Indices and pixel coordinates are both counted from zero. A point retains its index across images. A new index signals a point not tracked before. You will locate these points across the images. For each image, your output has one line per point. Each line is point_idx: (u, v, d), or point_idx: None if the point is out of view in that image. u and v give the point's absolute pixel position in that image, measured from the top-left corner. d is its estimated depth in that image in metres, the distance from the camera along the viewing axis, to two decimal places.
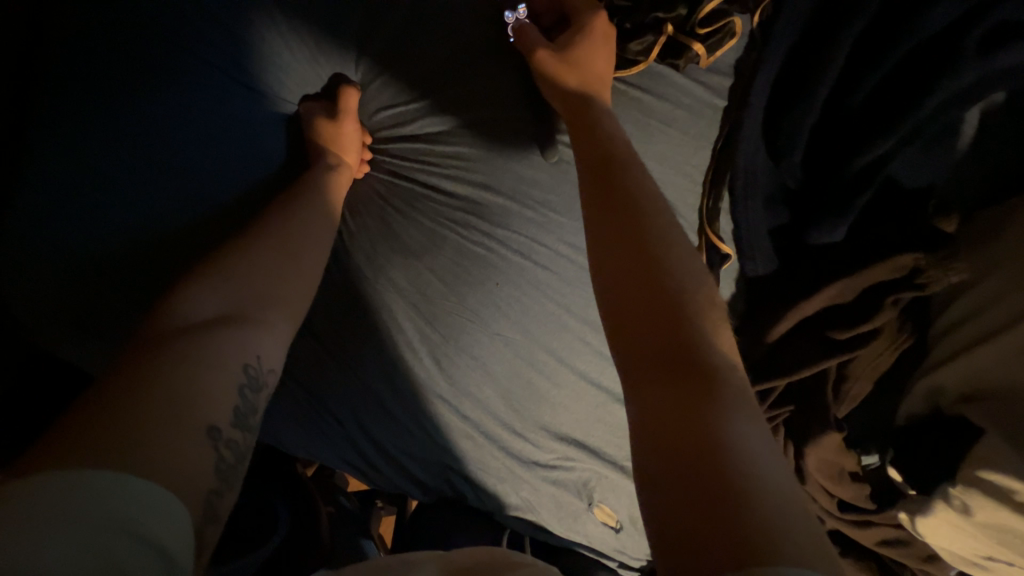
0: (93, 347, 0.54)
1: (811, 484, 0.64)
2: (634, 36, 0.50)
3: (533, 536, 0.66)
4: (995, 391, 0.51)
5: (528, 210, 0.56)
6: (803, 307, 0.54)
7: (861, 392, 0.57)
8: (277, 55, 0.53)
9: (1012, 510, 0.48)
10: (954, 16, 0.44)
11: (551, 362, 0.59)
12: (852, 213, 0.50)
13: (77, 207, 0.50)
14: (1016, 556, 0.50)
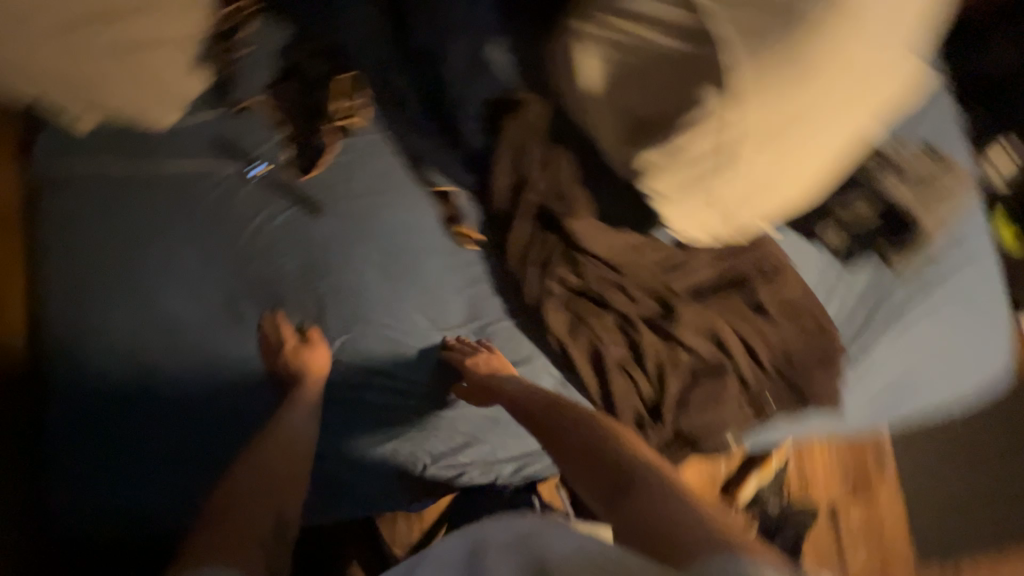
0: (148, 521, 0.81)
1: (631, 268, 0.81)
2: (317, 138, 0.87)
3: (489, 458, 0.87)
4: (614, 127, 0.75)
5: (329, 247, 0.85)
6: (498, 179, 0.83)
7: (573, 193, 0.81)
8: (143, 266, 0.83)
9: (666, 167, 0.68)
10: (433, 32, 0.86)
11: (408, 323, 0.85)
12: (473, 126, 0.86)
13: (100, 430, 0.81)
14: (707, 188, 0.67)
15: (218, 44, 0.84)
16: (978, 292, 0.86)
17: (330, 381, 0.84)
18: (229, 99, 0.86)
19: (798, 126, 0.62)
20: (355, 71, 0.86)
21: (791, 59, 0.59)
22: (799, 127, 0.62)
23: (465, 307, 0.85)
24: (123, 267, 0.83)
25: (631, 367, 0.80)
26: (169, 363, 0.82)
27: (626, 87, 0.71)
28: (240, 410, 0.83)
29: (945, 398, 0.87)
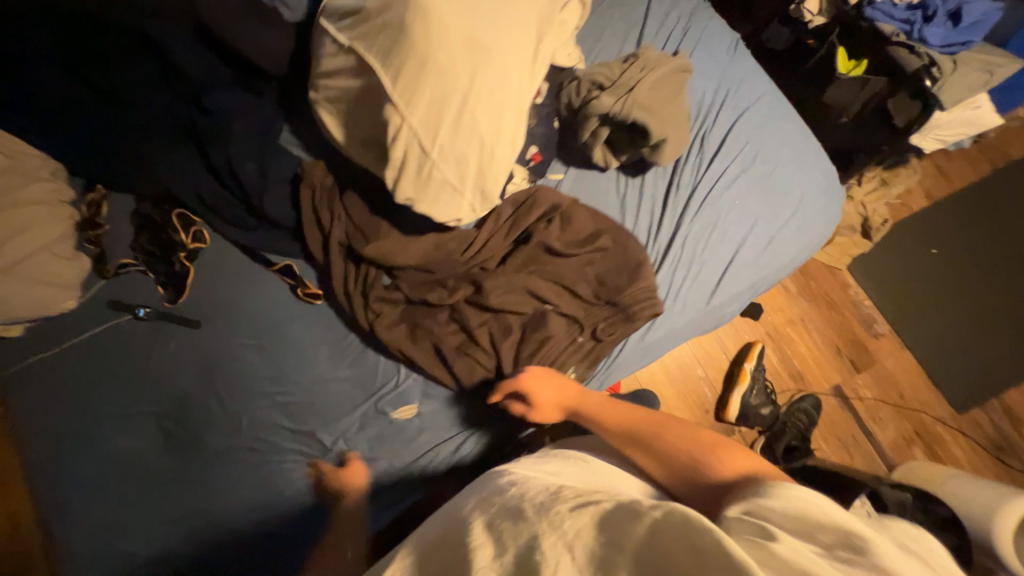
0: None
1: (441, 265, 0.91)
2: (178, 266, 1.03)
3: (392, 470, 0.95)
4: (370, 159, 0.85)
5: (214, 346, 1.01)
6: (312, 239, 0.95)
7: (371, 225, 0.92)
8: (74, 416, 0.98)
9: (402, 176, 0.77)
10: (224, 139, 1.00)
11: (292, 382, 0.98)
12: (287, 206, 1.02)
13: (63, 567, 0.89)
14: (442, 178, 0.76)
15: (87, 233, 1.06)
16: (768, 145, 0.89)
17: (243, 453, 0.95)
18: (110, 269, 1.06)
19: (453, 91, 0.69)
20: (183, 207, 1.05)
21: (409, 52, 0.67)
22: (453, 92, 0.69)
23: (332, 352, 1.00)
24: (57, 422, 0.97)
25: (471, 348, 0.88)
26: (108, 488, 0.93)
27: (360, 119, 0.80)
28: (176, 507, 0.92)
29: (785, 259, 0.88)
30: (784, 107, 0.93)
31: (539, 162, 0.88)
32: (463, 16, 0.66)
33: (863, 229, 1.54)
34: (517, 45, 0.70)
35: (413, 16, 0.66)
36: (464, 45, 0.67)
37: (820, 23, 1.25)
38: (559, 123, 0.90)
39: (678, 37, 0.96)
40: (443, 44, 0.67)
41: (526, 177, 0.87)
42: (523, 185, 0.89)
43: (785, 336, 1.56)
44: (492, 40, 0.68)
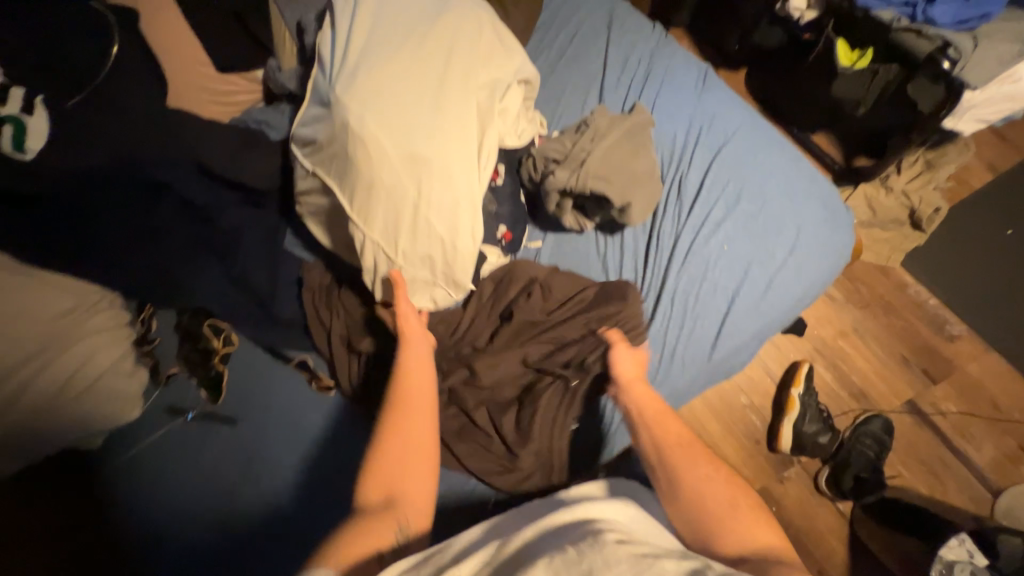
0: None
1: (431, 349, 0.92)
2: (214, 368, 1.11)
3: None
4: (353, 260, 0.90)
5: (246, 440, 1.07)
6: (317, 335, 1.03)
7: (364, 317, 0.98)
8: (126, 521, 1.01)
9: (377, 278, 0.80)
10: (238, 249, 1.10)
11: (314, 469, 1.04)
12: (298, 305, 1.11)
13: None
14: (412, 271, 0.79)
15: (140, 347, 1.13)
16: (753, 179, 0.83)
17: (284, 541, 0.99)
18: (160, 376, 1.13)
19: (404, 202, 0.74)
20: (213, 315, 1.13)
21: (360, 177, 0.74)
22: (404, 203, 0.74)
23: (349, 437, 1.07)
24: (113, 527, 1.00)
25: (470, 429, 0.86)
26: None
27: (340, 228, 0.87)
28: None
29: (796, 295, 0.81)
30: (767, 133, 0.86)
31: (512, 239, 0.88)
32: (399, 135, 0.72)
33: (914, 220, 1.35)
34: (456, 146, 0.74)
35: (356, 147, 0.72)
36: (405, 161, 0.73)
37: (811, 17, 1.14)
38: (525, 195, 0.90)
39: (640, 82, 0.93)
40: (386, 164, 0.72)
41: (501, 254, 0.87)
42: (499, 261, 0.88)
43: (840, 351, 1.39)
44: (430, 149, 0.73)
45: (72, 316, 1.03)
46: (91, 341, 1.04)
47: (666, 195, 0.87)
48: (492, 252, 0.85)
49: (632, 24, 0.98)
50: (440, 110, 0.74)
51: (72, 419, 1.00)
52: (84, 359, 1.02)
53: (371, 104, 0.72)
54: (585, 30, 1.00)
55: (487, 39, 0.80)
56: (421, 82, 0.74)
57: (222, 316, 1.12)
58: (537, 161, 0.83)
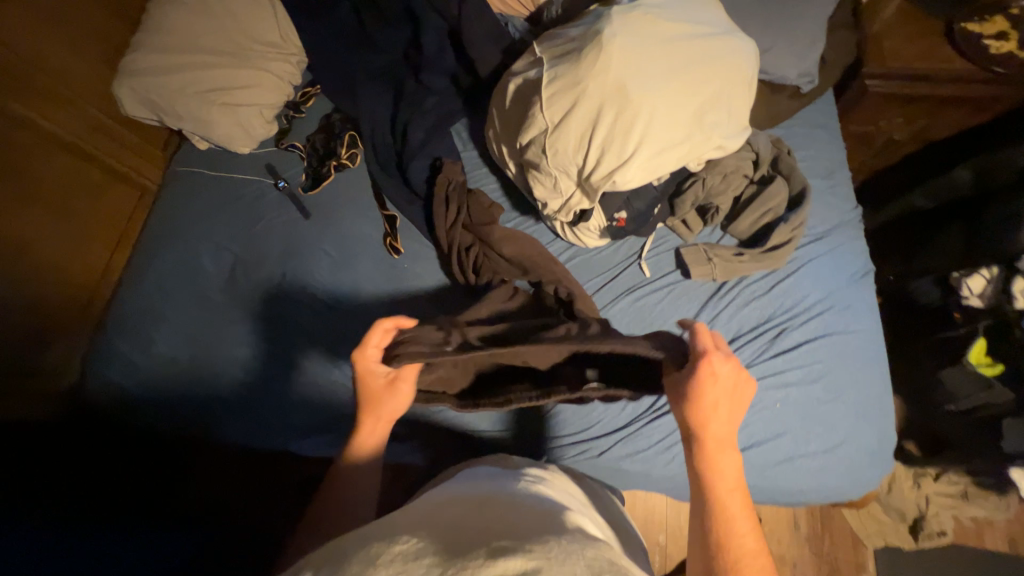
0: (128, 370, 1.11)
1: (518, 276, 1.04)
2: (324, 168, 1.25)
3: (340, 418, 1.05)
4: (518, 168, 1.01)
5: (304, 233, 1.19)
6: (430, 203, 1.13)
7: (483, 215, 1.09)
8: (202, 216, 1.25)
9: (537, 184, 0.95)
10: (418, 106, 1.21)
11: (325, 293, 1.13)
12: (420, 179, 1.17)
13: (137, 302, 1.17)
14: (572, 189, 0.90)
15: (289, 112, 1.34)
16: (839, 376, 0.87)
17: (269, 320, 1.12)
18: (284, 141, 1.31)
19: (584, 121, 0.82)
20: (358, 131, 1.27)
21: (575, 70, 0.82)
22: (591, 119, 0.82)
23: (365, 294, 1.12)
24: (195, 212, 1.25)
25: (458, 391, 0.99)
26: (186, 272, 1.19)
27: (518, 114, 0.95)
28: (211, 320, 1.14)
29: (800, 487, 0.85)
30: (879, 352, 0.91)
31: (621, 227, 0.97)
32: (628, 77, 0.79)
33: (913, 525, 1.34)
34: (656, 124, 0.81)
35: (591, 50, 0.81)
36: (613, 93, 0.80)
37: (975, 303, 1.16)
38: (657, 212, 0.98)
39: (814, 237, 0.98)
40: (600, 87, 0.80)
41: (601, 228, 0.96)
42: (596, 234, 0.98)
43: None
44: (639, 101, 0.79)
45: (265, 54, 1.27)
46: (256, 73, 1.26)
47: (765, 332, 0.92)
48: (598, 217, 0.93)
49: (841, 193, 1.04)
50: (670, 97, 0.81)
51: (200, 114, 1.23)
52: (241, 84, 1.25)
53: (633, 42, 0.80)
54: (805, 166, 1.05)
55: (743, 95, 0.86)
56: (677, 63, 0.81)
57: (358, 141, 1.26)
58: (688, 188, 0.97)
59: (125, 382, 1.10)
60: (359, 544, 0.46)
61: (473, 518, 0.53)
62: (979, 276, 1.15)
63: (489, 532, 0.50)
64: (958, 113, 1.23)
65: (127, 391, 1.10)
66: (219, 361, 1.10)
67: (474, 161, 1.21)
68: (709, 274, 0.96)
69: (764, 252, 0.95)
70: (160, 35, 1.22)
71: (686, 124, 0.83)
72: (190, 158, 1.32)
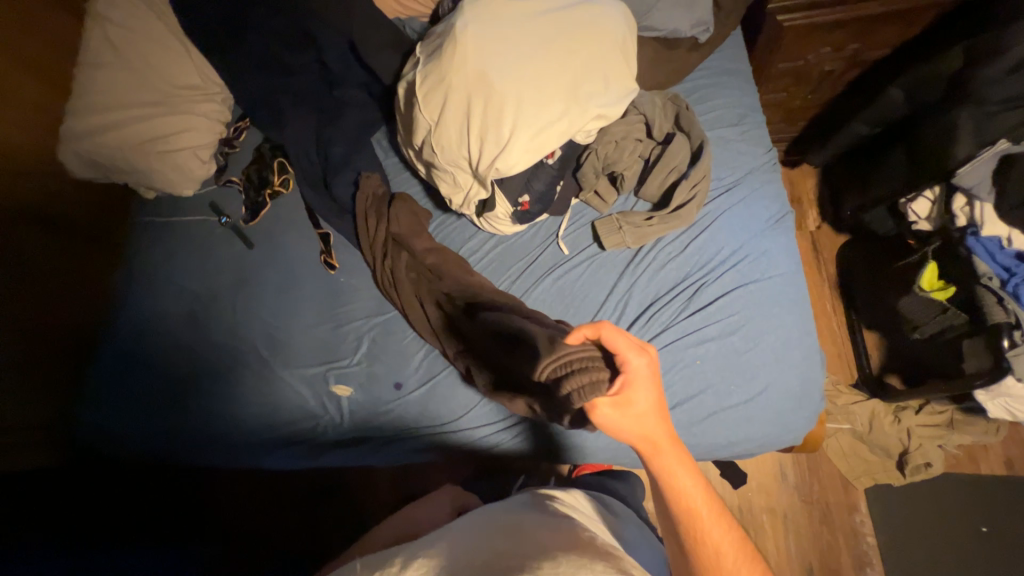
0: (101, 415, 1.18)
1: (449, 275, 1.05)
2: (260, 197, 1.30)
3: (300, 431, 1.09)
4: (424, 169, 1.03)
5: (250, 263, 1.25)
6: (357, 213, 1.15)
7: (403, 218, 1.11)
8: (157, 261, 1.32)
9: (439, 183, 0.97)
10: (337, 124, 1.25)
11: (273, 315, 1.18)
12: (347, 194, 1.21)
13: (102, 351, 1.24)
14: (470, 183, 0.92)
15: (224, 148, 1.39)
16: (758, 322, 0.87)
17: (226, 349, 1.18)
18: (224, 178, 1.37)
19: (459, 114, 0.84)
20: (286, 157, 1.31)
21: (440, 67, 0.83)
22: (465, 113, 0.83)
23: (310, 312, 1.16)
24: (150, 258, 1.32)
25: (399, 405, 1.05)
26: (146, 317, 1.26)
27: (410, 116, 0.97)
28: (172, 356, 1.20)
29: (733, 438, 0.85)
30: (797, 296, 0.90)
31: (527, 211, 0.97)
32: (489, 64, 0.81)
33: (899, 460, 1.32)
34: (526, 105, 0.81)
35: (451, 44, 0.82)
36: (478, 82, 0.81)
37: (924, 228, 1.14)
38: (561, 189, 0.99)
39: (723, 188, 0.96)
40: (465, 79, 0.81)
41: (509, 215, 0.97)
42: (507, 221, 0.99)
43: (757, 523, 1.39)
44: (504, 85, 0.81)
45: (191, 100, 1.33)
46: (185, 118, 1.31)
47: (683, 289, 0.92)
48: (501, 205, 0.94)
49: (753, 137, 1.01)
50: (534, 77, 0.81)
51: (139, 165, 1.29)
52: (171, 131, 1.30)
53: (489, 29, 0.81)
54: (713, 117, 1.03)
55: (616, 59, 0.85)
56: (535, 40, 0.82)
57: (288, 166, 1.30)
58: (585, 161, 0.97)
59: (102, 425, 1.17)
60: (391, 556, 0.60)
61: (482, 536, 0.63)
62: (924, 198, 1.13)
63: (490, 544, 0.60)
64: (883, 33, 1.17)
65: (106, 434, 1.17)
66: (185, 393, 1.16)
67: (397, 167, 1.23)
68: (622, 242, 0.96)
69: (672, 213, 0.94)
70: (87, 96, 1.27)
71: (558, 99, 0.83)
72: (143, 208, 1.39)
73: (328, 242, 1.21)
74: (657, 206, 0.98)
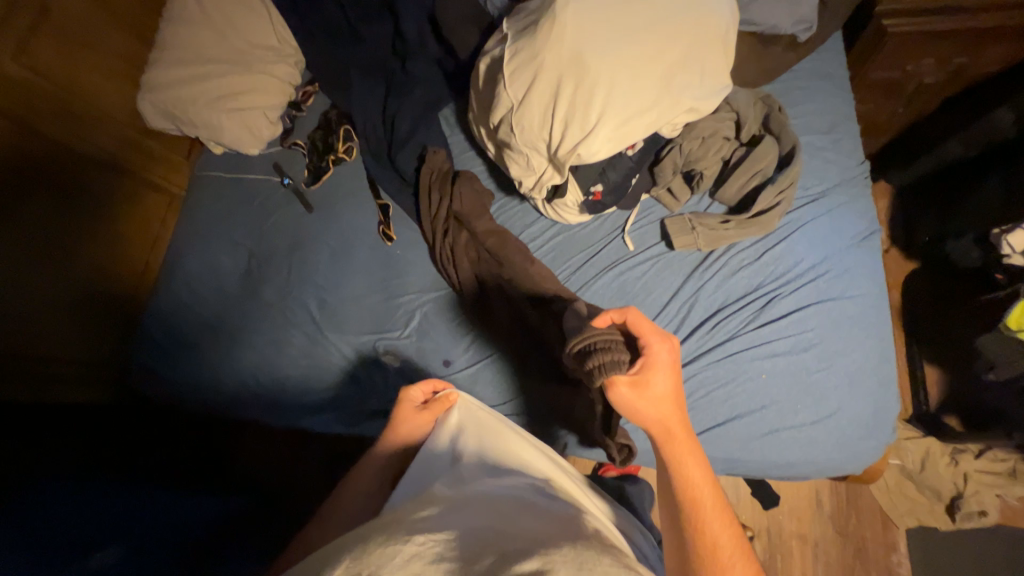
0: (158, 357, 1.23)
1: (510, 259, 1.03)
2: (323, 163, 1.30)
3: (345, 395, 1.11)
4: (495, 149, 1.01)
5: (308, 227, 1.27)
6: (421, 188, 1.14)
7: (466, 196, 1.10)
8: (219, 216, 1.35)
9: (510, 164, 0.95)
10: (406, 97, 1.24)
11: (327, 280, 1.19)
12: (410, 167, 1.21)
13: (163, 299, 1.28)
14: (545, 167, 0.90)
15: (291, 111, 1.41)
16: (832, 343, 0.83)
17: (279, 308, 1.20)
18: (288, 141, 1.39)
19: (546, 95, 0.82)
20: (352, 125, 1.31)
21: (533, 44, 0.81)
22: (552, 94, 0.81)
23: (362, 283, 1.17)
24: (213, 213, 1.36)
25: (447, 385, 1.05)
26: (204, 269, 1.29)
27: (488, 93, 0.95)
28: (226, 309, 1.24)
29: (791, 460, 0.82)
30: (880, 320, 0.85)
31: (598, 201, 0.95)
32: (584, 45, 0.78)
33: (951, 504, 1.25)
34: (618, 91, 0.79)
35: (547, 21, 0.80)
36: (570, 63, 0.79)
37: (1019, 262, 1.05)
38: (636, 182, 0.96)
39: (809, 197, 0.92)
40: (558, 60, 0.79)
41: (579, 203, 0.94)
42: (575, 210, 0.96)
43: (786, 548, 1.34)
44: (597, 69, 0.78)
45: (265, 61, 1.34)
46: (257, 77, 1.32)
47: (754, 300, 0.88)
48: (573, 193, 0.92)
49: (844, 148, 0.96)
50: (629, 63, 0.78)
51: (212, 121, 1.30)
52: (243, 90, 1.31)
53: (589, 9, 0.78)
54: (802, 122, 0.97)
55: (715, 52, 0.81)
56: (635, 24, 0.78)
57: (354, 134, 1.30)
58: (665, 156, 0.94)
59: (157, 368, 1.22)
60: (384, 535, 0.49)
61: (493, 518, 0.55)
62: (1023, 231, 1.04)
63: (504, 528, 0.52)
64: (1000, 46, 1.08)
65: (161, 377, 1.22)
66: (237, 346, 1.19)
67: (462, 146, 1.22)
68: (693, 244, 0.93)
69: (751, 219, 0.90)
70: (170, 50, 1.30)
71: (650, 88, 0.80)
72: (209, 162, 1.42)
73: (388, 214, 1.21)
74: (738, 211, 0.93)
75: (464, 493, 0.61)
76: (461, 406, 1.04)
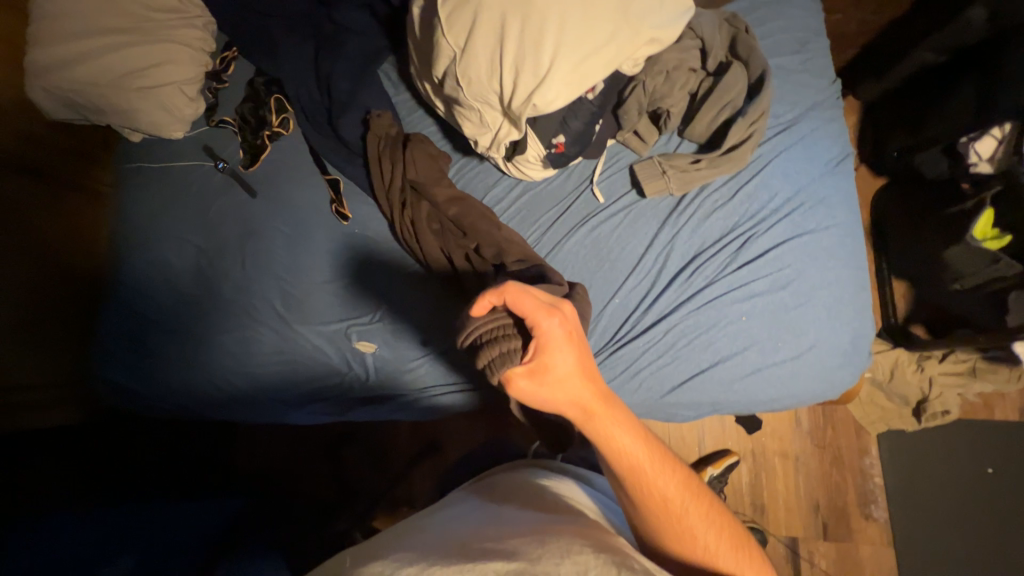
0: (117, 372, 1.15)
1: (478, 227, 0.97)
2: (258, 139, 1.18)
3: (324, 386, 1.08)
4: (443, 107, 0.91)
5: (254, 214, 1.16)
6: (370, 158, 1.04)
7: (421, 163, 1.02)
8: (153, 213, 1.22)
9: (461, 122, 0.86)
10: (339, 55, 1.11)
11: (285, 270, 1.12)
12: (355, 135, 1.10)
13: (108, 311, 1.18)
14: (500, 122, 0.81)
15: (212, 83, 1.25)
16: (808, 277, 0.83)
17: (238, 306, 1.13)
18: (215, 118, 1.24)
19: (491, 39, 0.73)
20: (283, 93, 1.17)
21: None
22: (497, 37, 0.72)
23: (323, 269, 1.10)
24: (145, 209, 1.23)
25: (429, 364, 1.03)
26: (148, 273, 1.19)
27: (426, 42, 0.84)
28: (181, 313, 1.16)
29: (773, 395, 0.84)
30: (854, 247, 0.85)
31: (561, 153, 0.88)
32: None
33: (917, 407, 1.33)
34: (570, 27, 0.70)
35: None
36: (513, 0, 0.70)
37: (985, 170, 1.06)
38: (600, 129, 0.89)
39: (781, 125, 0.87)
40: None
41: (541, 158, 0.87)
42: (538, 165, 0.89)
43: (769, 467, 1.42)
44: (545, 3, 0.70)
45: (170, 26, 1.16)
46: (164, 47, 1.15)
47: (730, 241, 0.86)
48: (534, 148, 0.85)
49: (815, 67, 0.90)
50: None
51: (119, 104, 1.13)
52: (150, 64, 1.14)
53: None
54: (770, 43, 0.90)
55: None
56: None
57: (287, 104, 1.17)
58: (629, 96, 0.86)
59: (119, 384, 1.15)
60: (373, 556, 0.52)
61: (482, 533, 0.57)
62: (990, 137, 1.04)
63: (489, 539, 0.54)
64: None
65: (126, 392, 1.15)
66: (200, 350, 1.13)
67: (409, 106, 1.11)
68: (664, 190, 0.88)
69: (723, 156, 0.85)
70: (50, 23, 1.11)
71: (605, 19, 0.71)
72: (129, 152, 1.26)
73: (340, 190, 1.11)
74: (710, 147, 0.88)
75: (459, 518, 0.63)
76: (446, 383, 1.03)
